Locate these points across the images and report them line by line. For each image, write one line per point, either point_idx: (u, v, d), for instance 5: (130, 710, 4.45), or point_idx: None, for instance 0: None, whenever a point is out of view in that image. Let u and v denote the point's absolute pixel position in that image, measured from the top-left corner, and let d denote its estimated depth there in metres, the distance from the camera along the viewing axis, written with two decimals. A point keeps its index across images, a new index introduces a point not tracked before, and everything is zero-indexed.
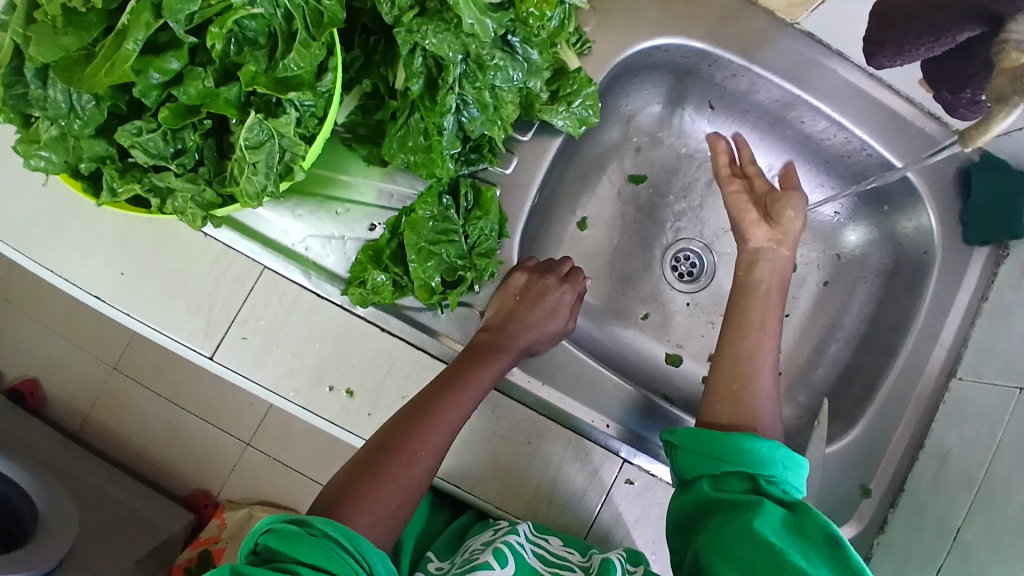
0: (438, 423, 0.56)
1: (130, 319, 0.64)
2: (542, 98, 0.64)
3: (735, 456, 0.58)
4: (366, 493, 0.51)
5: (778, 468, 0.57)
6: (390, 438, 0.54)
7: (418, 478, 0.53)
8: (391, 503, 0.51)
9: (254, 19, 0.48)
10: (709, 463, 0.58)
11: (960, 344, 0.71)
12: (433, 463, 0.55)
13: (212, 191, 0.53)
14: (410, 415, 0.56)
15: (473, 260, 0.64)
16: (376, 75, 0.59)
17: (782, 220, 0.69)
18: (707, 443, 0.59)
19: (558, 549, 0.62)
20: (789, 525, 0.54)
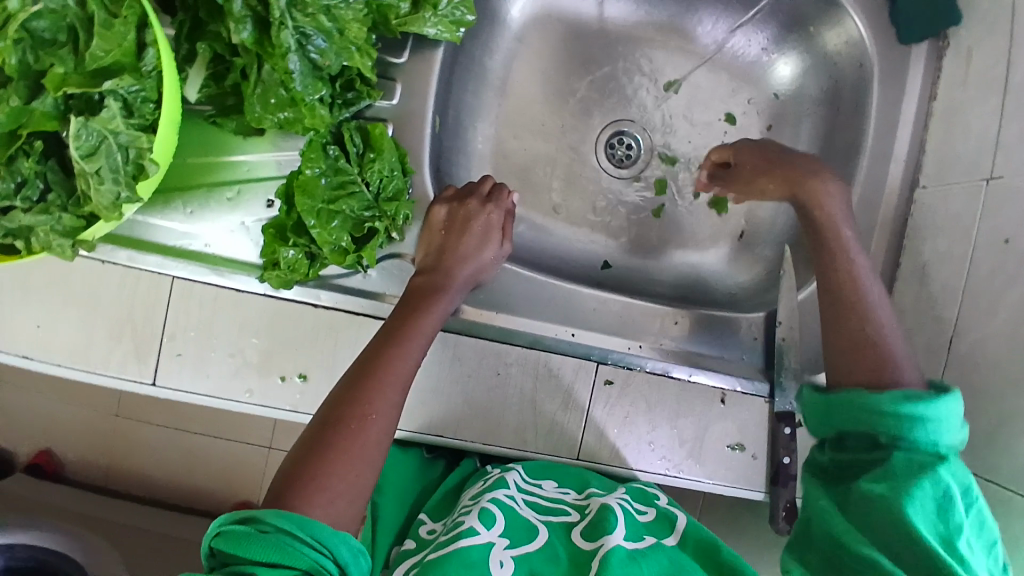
0: (386, 382, 0.53)
1: (59, 368, 0.61)
2: (401, 7, 0.56)
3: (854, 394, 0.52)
4: (316, 471, 0.47)
5: (903, 436, 0.49)
6: (336, 410, 0.51)
7: (372, 443, 0.50)
8: (348, 474, 0.48)
9: (41, 17, 0.43)
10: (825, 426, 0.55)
11: (917, 154, 0.67)
12: (388, 424, 0.52)
13: (70, 215, 0.48)
14: (351, 381, 0.52)
15: (381, 208, 0.59)
16: (210, 36, 0.53)
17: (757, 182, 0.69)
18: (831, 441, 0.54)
19: (553, 491, 0.62)
20: (893, 501, 0.47)
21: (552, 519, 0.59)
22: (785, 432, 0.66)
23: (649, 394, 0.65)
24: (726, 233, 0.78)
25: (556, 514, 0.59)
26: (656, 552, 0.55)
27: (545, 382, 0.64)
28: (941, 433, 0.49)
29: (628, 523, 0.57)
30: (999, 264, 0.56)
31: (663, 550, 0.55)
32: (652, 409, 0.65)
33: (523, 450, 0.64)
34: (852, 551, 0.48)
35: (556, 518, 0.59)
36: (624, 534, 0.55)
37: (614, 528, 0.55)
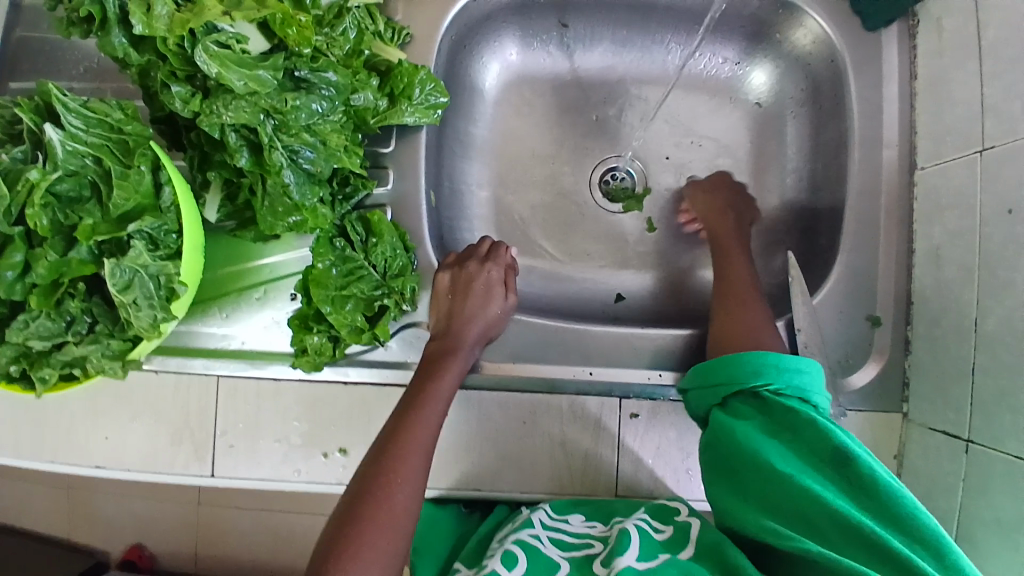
0: (408, 448, 0.56)
1: (130, 473, 0.68)
2: (381, 106, 0.62)
3: (746, 376, 0.57)
4: (351, 541, 0.51)
5: (784, 374, 0.56)
6: (366, 481, 0.55)
7: (401, 507, 0.54)
8: (381, 541, 0.51)
9: (63, 180, 0.50)
10: (715, 396, 0.59)
11: (910, 135, 0.66)
12: (414, 489, 0.55)
13: (117, 339, 0.55)
14: (378, 452, 0.56)
15: (390, 285, 0.64)
16: (218, 164, 0.59)
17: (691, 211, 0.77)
18: (709, 371, 0.59)
19: (581, 525, 0.61)
20: (831, 455, 0.51)
21: (575, 554, 0.57)
22: None
23: (677, 420, 0.66)
24: None
25: (580, 548, 0.58)
26: (667, 567, 0.51)
27: (572, 423, 0.66)
28: (814, 376, 0.57)
29: (643, 544, 0.54)
30: (1009, 233, 0.55)
31: (675, 564, 0.51)
32: (683, 436, 0.66)
33: (560, 493, 0.65)
34: (791, 503, 0.50)
35: (580, 552, 0.58)
36: (636, 554, 0.53)
37: (625, 550, 0.53)
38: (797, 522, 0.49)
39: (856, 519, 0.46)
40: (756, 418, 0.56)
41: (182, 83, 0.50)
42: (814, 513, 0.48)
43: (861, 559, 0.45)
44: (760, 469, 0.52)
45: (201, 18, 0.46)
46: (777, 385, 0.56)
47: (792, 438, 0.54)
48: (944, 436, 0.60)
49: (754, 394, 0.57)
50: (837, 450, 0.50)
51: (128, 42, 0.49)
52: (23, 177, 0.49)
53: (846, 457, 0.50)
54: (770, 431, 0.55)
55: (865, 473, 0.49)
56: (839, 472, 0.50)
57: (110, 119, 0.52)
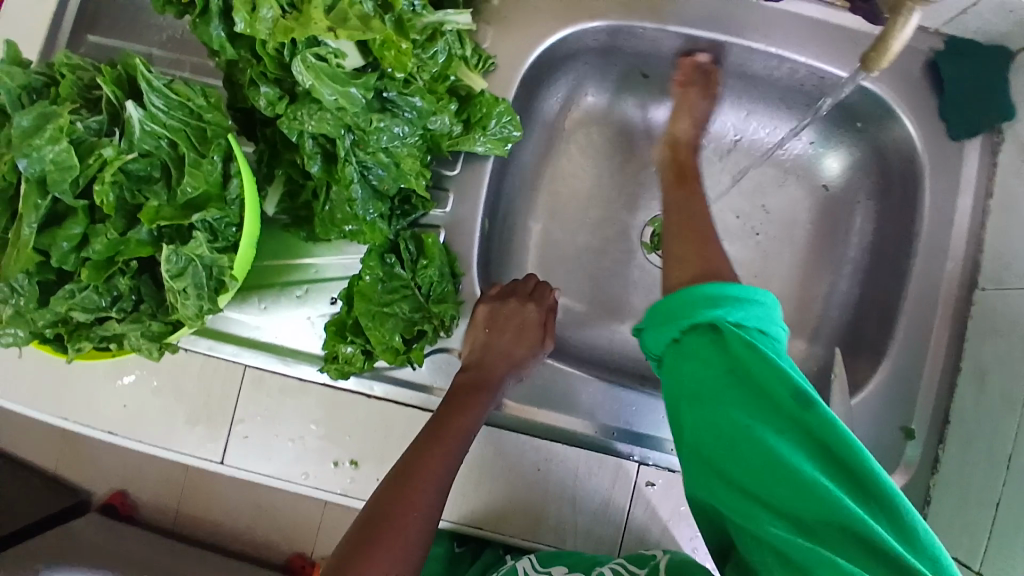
0: (423, 481, 0.56)
1: (142, 445, 0.68)
2: (454, 131, 0.62)
3: (692, 308, 0.49)
4: (359, 571, 0.51)
5: (743, 310, 0.47)
6: (381, 507, 0.54)
7: (413, 541, 0.54)
8: (388, 574, 0.51)
9: (137, 160, 0.49)
10: (671, 330, 0.49)
11: (975, 252, 0.65)
12: (427, 523, 0.55)
13: (159, 322, 0.54)
14: (397, 479, 0.56)
15: (431, 310, 0.64)
16: (286, 163, 0.59)
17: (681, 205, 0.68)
18: (662, 308, 0.51)
19: (561, 575, 0.59)
20: (798, 412, 0.42)
21: None
22: None
23: None
24: None
25: None
26: None
27: (586, 478, 0.65)
28: (766, 308, 0.48)
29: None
30: None
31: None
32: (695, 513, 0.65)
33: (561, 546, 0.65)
34: None
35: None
36: None
37: None
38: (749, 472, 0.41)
39: (833, 514, 0.39)
40: (711, 352, 0.46)
41: (271, 85, 0.50)
42: (781, 479, 0.40)
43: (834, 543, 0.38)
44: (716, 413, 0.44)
45: (306, 29, 0.45)
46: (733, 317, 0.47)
47: (750, 386, 0.44)
48: (956, 563, 0.59)
49: (712, 333, 0.47)
50: (808, 412, 0.42)
51: (226, 35, 0.49)
52: (97, 151, 0.47)
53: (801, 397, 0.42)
54: (735, 375, 0.44)
55: (822, 419, 0.42)
56: (801, 417, 0.42)
57: (191, 102, 0.51)
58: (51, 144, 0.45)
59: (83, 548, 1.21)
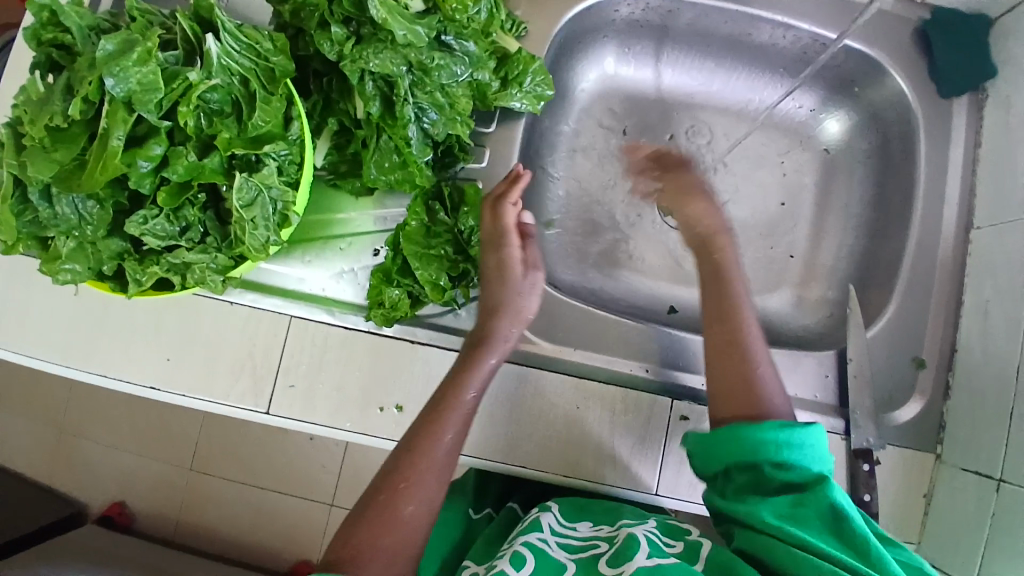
0: (446, 421, 0.57)
1: (182, 398, 0.68)
2: (493, 86, 0.66)
3: (746, 451, 0.54)
4: (400, 487, 0.54)
5: (792, 451, 0.54)
6: (419, 428, 0.57)
7: (449, 457, 0.56)
8: (428, 489, 0.54)
9: (215, 90, 0.52)
10: (721, 463, 0.56)
11: (969, 197, 0.72)
12: (461, 440, 0.58)
13: (224, 256, 0.56)
14: (434, 402, 0.59)
15: (474, 253, 0.67)
16: (339, 111, 0.63)
17: None
18: (710, 441, 0.57)
19: (587, 531, 0.64)
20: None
21: (583, 557, 0.59)
22: (864, 469, 0.65)
23: None
24: (784, 281, 0.82)
25: (587, 550, 0.59)
26: (678, 566, 0.52)
27: (624, 414, 0.68)
28: (813, 448, 0.54)
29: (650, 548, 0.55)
30: None
31: (683, 568, 0.51)
32: None
33: (603, 482, 0.67)
34: None
35: (586, 552, 0.59)
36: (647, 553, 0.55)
37: (635, 552, 0.55)
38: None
39: None
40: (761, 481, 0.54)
41: (340, 25, 0.54)
42: None
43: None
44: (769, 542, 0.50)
45: None
46: (783, 458, 0.54)
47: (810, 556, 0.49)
48: (977, 476, 0.64)
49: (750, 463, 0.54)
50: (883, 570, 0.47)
51: None
52: (181, 76, 0.50)
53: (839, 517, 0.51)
54: (770, 493, 0.54)
55: None
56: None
57: (261, 46, 0.54)
58: (140, 65, 0.48)
59: (83, 550, 1.17)
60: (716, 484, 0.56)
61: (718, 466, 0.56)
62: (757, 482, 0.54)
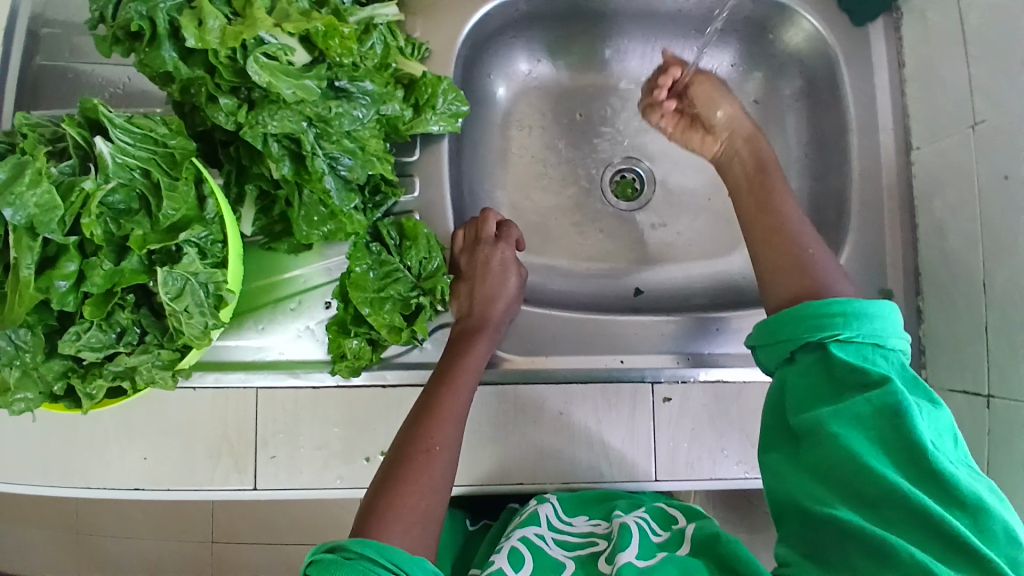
0: (421, 482, 0.54)
1: (169, 492, 0.67)
2: (406, 116, 0.65)
3: (818, 321, 0.52)
4: (391, 503, 0.53)
5: (852, 324, 0.51)
6: (402, 448, 0.56)
7: (439, 472, 0.55)
8: (419, 505, 0.53)
9: (116, 191, 0.51)
10: (784, 351, 0.53)
11: (902, 119, 0.71)
12: (450, 455, 0.57)
13: (167, 349, 0.56)
14: (414, 422, 0.58)
15: (425, 286, 0.66)
16: (256, 176, 0.61)
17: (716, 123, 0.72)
18: (779, 327, 0.54)
19: (585, 527, 0.65)
20: (938, 478, 0.45)
21: (580, 553, 0.62)
22: None
23: (709, 403, 0.68)
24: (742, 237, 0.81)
25: (584, 547, 0.62)
26: (666, 563, 0.54)
27: (608, 410, 0.68)
28: (885, 323, 0.51)
29: (643, 542, 0.57)
30: (1007, 199, 0.59)
31: (675, 560, 0.54)
32: (715, 417, 0.68)
33: (600, 481, 0.67)
34: (870, 491, 0.45)
35: (585, 551, 0.62)
36: (636, 552, 0.56)
37: (628, 545, 0.57)
38: (846, 483, 0.46)
39: (940, 515, 0.43)
40: (820, 378, 0.51)
41: (229, 96, 0.53)
42: (873, 484, 0.45)
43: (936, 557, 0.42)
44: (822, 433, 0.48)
45: (253, 28, 0.49)
46: (856, 336, 0.51)
47: (867, 417, 0.47)
48: (964, 395, 0.64)
49: (821, 349, 0.51)
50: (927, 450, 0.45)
51: (177, 55, 0.51)
52: (77, 187, 0.49)
53: (899, 415, 0.46)
54: (831, 384, 0.50)
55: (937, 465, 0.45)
56: (922, 471, 0.45)
57: (155, 133, 0.53)
58: (34, 188, 0.48)
59: None
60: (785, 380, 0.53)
61: (788, 348, 0.53)
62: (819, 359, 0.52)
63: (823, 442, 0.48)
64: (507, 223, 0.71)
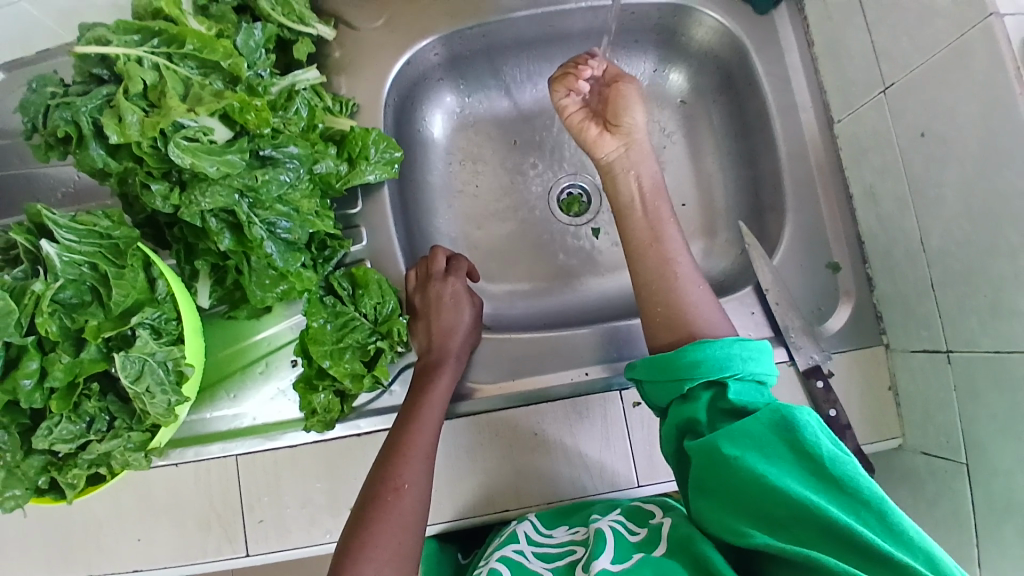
0: (394, 520, 0.55)
1: (165, 570, 0.68)
2: (341, 170, 0.68)
3: (696, 371, 0.55)
4: (365, 544, 0.53)
5: (741, 364, 0.55)
6: (373, 488, 0.58)
7: (411, 508, 0.56)
8: (391, 542, 0.54)
9: (65, 288, 0.54)
10: (676, 387, 0.56)
11: (820, 96, 0.73)
12: (420, 490, 0.58)
13: (137, 431, 0.58)
14: (383, 460, 0.59)
15: (382, 330, 0.68)
16: (204, 252, 0.63)
17: (621, 124, 0.70)
18: (660, 365, 0.57)
19: (565, 536, 0.62)
20: (831, 480, 0.48)
21: (560, 564, 0.59)
22: (819, 386, 0.67)
23: None
24: (691, 233, 0.83)
25: (563, 557, 0.59)
26: (642, 567, 0.52)
27: (581, 423, 0.69)
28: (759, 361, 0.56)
29: (618, 547, 0.56)
30: (928, 153, 0.60)
31: (649, 563, 0.52)
32: None
33: (586, 495, 0.68)
34: (795, 534, 0.47)
35: (564, 561, 0.59)
36: (610, 557, 0.54)
37: (601, 553, 0.55)
38: (767, 518, 0.48)
39: (829, 515, 0.46)
40: (746, 432, 0.51)
41: (160, 181, 0.55)
42: (788, 517, 0.47)
43: (825, 548, 0.45)
44: (723, 459, 0.51)
45: (169, 116, 0.52)
46: (728, 376, 0.54)
47: (752, 438, 0.51)
48: (925, 353, 0.64)
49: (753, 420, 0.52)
50: (807, 447, 0.49)
51: (106, 153, 0.54)
52: (28, 290, 0.52)
53: (790, 427, 0.50)
54: (742, 433, 0.51)
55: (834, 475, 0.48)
56: (818, 480, 0.48)
57: (98, 227, 0.55)
58: None
59: None
60: (673, 409, 0.56)
61: (676, 393, 0.56)
62: (708, 401, 0.55)
63: (738, 486, 0.50)
64: (458, 259, 0.74)
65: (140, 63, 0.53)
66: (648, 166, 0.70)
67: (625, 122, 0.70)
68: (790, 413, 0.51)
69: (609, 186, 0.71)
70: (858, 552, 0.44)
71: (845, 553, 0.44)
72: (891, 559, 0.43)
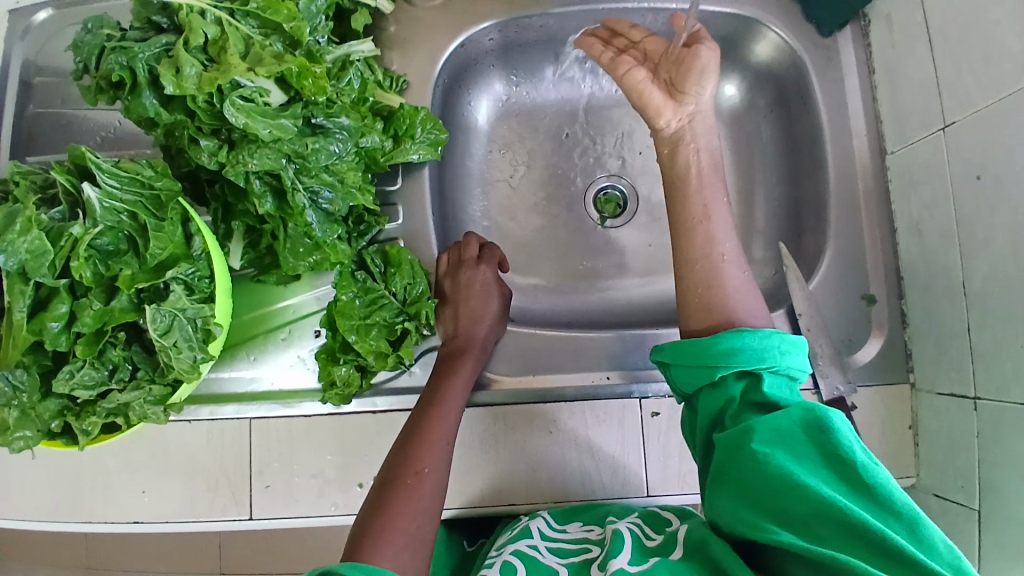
0: (411, 503, 0.55)
1: (168, 524, 0.68)
2: (386, 146, 0.67)
3: (728, 359, 0.54)
4: (382, 525, 0.53)
5: (776, 356, 0.54)
6: (393, 470, 0.57)
7: (428, 494, 0.56)
8: (409, 526, 0.54)
9: (103, 234, 0.53)
10: (706, 375, 0.55)
11: (876, 124, 0.72)
12: (439, 476, 0.58)
13: (159, 385, 0.58)
14: (404, 443, 0.59)
15: (410, 311, 0.68)
16: (241, 214, 0.63)
17: (687, 89, 0.63)
18: (692, 352, 0.56)
19: (579, 532, 0.63)
20: (862, 482, 0.48)
21: (575, 561, 0.59)
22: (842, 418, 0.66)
23: None
24: None
25: (577, 554, 0.60)
26: (659, 568, 0.52)
27: (598, 426, 0.69)
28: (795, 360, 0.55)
29: (636, 548, 0.56)
30: (982, 193, 0.59)
31: (667, 564, 0.52)
32: None
33: (594, 498, 0.68)
34: (821, 533, 0.47)
35: (579, 558, 0.60)
36: (628, 557, 0.54)
37: (619, 553, 0.55)
38: (789, 516, 0.48)
39: (859, 517, 0.46)
40: (774, 426, 0.51)
41: (210, 137, 0.55)
42: (814, 515, 0.47)
43: (852, 549, 0.45)
44: (751, 457, 0.50)
45: (228, 74, 0.51)
46: (760, 368, 0.54)
47: (780, 434, 0.51)
48: (953, 397, 0.63)
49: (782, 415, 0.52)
50: (838, 449, 0.49)
51: (158, 103, 0.53)
52: (65, 233, 0.51)
53: (823, 428, 0.50)
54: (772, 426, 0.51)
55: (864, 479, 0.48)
56: (846, 482, 0.48)
57: (142, 176, 0.54)
58: (24, 235, 0.50)
59: None
60: (702, 397, 0.56)
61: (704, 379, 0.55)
62: (740, 393, 0.54)
63: (758, 480, 0.49)
64: (492, 248, 0.73)
65: (203, 15, 0.52)
66: (709, 139, 0.64)
67: (691, 88, 0.63)
68: (824, 415, 0.51)
69: (669, 158, 0.65)
70: (885, 556, 0.44)
71: (872, 555, 0.45)
72: (918, 564, 0.43)
